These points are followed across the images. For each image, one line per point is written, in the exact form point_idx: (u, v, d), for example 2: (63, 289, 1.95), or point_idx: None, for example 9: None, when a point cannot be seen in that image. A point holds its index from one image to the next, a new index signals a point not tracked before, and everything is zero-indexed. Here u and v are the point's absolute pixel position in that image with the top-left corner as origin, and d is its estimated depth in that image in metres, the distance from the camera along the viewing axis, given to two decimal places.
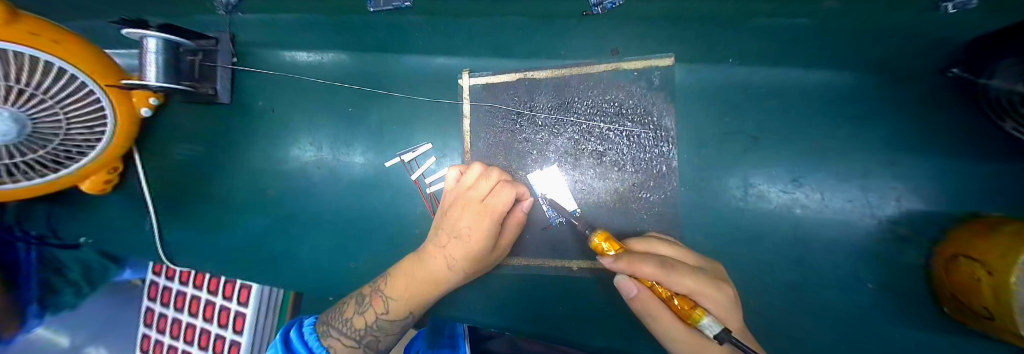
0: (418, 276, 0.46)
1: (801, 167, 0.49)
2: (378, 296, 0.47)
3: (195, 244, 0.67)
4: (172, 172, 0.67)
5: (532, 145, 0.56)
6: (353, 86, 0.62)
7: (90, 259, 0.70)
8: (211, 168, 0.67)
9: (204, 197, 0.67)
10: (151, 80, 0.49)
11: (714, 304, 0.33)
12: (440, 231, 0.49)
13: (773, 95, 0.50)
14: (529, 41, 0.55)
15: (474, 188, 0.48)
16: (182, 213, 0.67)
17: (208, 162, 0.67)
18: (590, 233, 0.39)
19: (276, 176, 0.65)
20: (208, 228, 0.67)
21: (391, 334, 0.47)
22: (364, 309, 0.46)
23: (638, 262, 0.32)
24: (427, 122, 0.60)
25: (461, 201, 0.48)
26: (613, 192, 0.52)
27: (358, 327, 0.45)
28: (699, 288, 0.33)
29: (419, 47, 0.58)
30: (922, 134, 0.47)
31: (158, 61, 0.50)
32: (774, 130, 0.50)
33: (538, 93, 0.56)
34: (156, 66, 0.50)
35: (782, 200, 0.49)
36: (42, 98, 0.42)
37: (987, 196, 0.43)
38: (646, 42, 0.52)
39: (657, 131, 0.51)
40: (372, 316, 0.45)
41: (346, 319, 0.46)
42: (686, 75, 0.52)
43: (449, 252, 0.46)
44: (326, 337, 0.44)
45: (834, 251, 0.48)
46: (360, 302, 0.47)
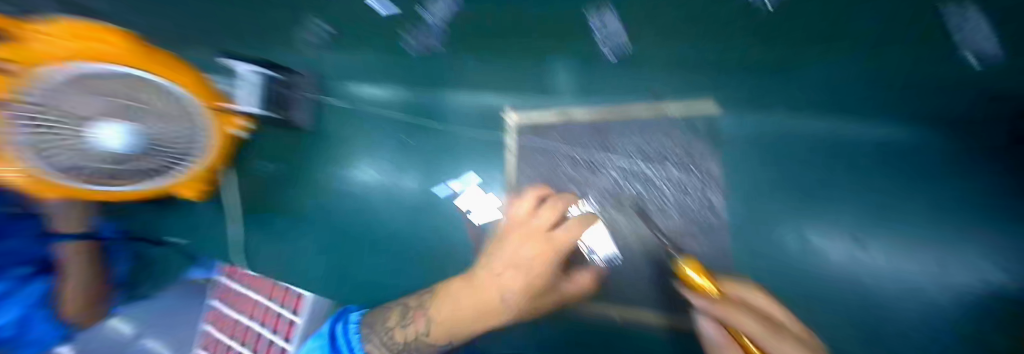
0: (467, 300, 0.49)
1: (859, 226, 0.49)
2: (422, 314, 0.50)
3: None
4: None
5: (575, 183, 0.58)
6: (410, 117, 0.69)
7: None
8: None
9: None
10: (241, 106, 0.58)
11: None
12: (492, 257, 0.53)
13: (825, 148, 0.50)
14: (575, 84, 0.59)
15: (533, 222, 0.54)
16: None
17: None
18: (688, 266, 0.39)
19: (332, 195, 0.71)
20: None
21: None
22: (409, 325, 0.50)
23: (739, 313, 0.31)
24: (475, 153, 0.65)
25: (519, 230, 0.54)
26: (656, 235, 0.52)
27: (398, 340, 0.50)
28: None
29: (475, 85, 0.65)
30: (989, 197, 0.46)
31: (253, 91, 0.58)
32: (827, 183, 0.50)
33: (583, 133, 0.59)
34: (249, 94, 0.58)
35: (839, 256, 0.48)
36: None
37: None
38: (691, 89, 0.54)
39: (701, 176, 0.52)
40: (416, 334, 0.50)
41: (388, 329, 0.51)
42: (732, 123, 0.53)
43: (503, 282, 0.50)
44: (367, 341, 0.50)
45: (904, 316, 0.45)
46: (405, 317, 0.51)
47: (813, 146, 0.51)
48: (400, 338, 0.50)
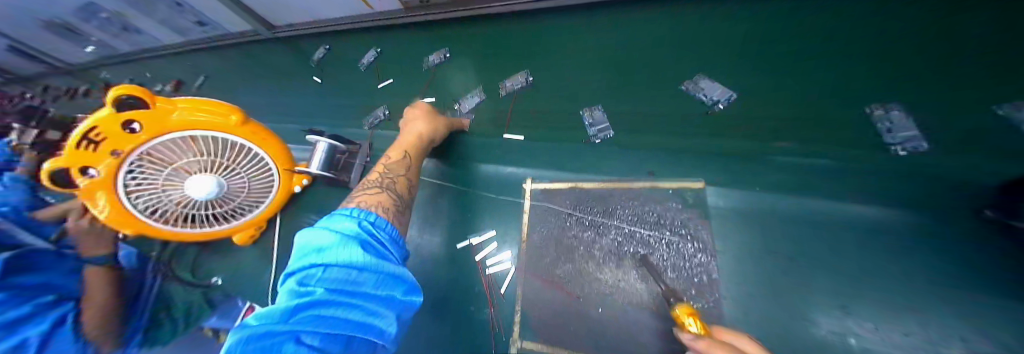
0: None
1: (847, 294, 0.51)
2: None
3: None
4: (296, 233, 0.88)
5: (580, 242, 0.66)
6: (442, 182, 0.82)
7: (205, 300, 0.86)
8: None
9: None
10: (314, 169, 0.76)
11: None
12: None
13: (801, 220, 0.58)
14: (581, 160, 0.73)
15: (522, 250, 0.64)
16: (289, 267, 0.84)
17: None
18: (677, 307, 0.46)
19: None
20: None
21: None
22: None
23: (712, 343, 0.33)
24: (494, 214, 0.75)
25: None
26: (655, 294, 0.57)
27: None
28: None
29: (499, 158, 0.79)
30: (983, 274, 0.47)
31: (321, 156, 0.78)
32: (809, 252, 0.55)
33: (587, 199, 0.69)
34: (320, 160, 0.78)
35: (830, 326, 0.49)
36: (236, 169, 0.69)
37: None
38: (677, 168, 0.66)
39: (695, 242, 0.59)
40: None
41: None
42: (715, 197, 0.63)
43: None
44: None
45: None
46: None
47: (790, 219, 0.58)
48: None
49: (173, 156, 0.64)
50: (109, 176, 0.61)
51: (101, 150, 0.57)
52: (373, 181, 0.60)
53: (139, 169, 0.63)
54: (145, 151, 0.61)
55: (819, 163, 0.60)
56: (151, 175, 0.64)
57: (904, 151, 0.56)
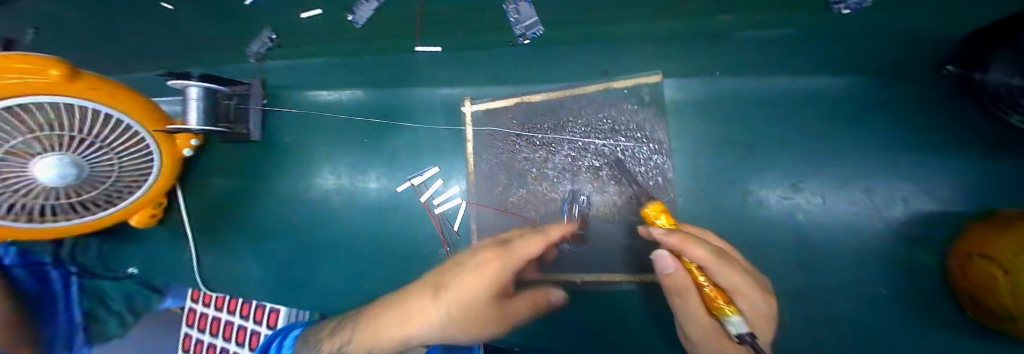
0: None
1: (799, 173, 0.50)
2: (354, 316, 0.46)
3: (227, 271, 0.73)
4: (208, 203, 0.74)
5: (532, 163, 0.59)
6: (367, 119, 0.68)
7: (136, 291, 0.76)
8: (242, 200, 0.73)
9: (235, 226, 0.73)
10: (192, 124, 0.57)
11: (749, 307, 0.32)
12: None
13: (767, 102, 0.51)
14: (525, 67, 0.60)
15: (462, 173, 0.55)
16: (216, 240, 0.74)
17: (239, 193, 0.74)
18: (646, 204, 0.39)
19: (297, 203, 0.71)
20: (239, 254, 0.73)
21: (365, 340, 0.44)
22: (339, 332, 0.44)
23: (692, 243, 0.30)
24: (435, 147, 0.65)
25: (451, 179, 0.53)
26: (612, 205, 0.54)
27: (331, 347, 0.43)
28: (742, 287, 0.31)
29: (427, 78, 0.64)
30: (929, 131, 0.46)
31: (197, 108, 0.58)
32: (769, 136, 0.51)
33: (535, 115, 0.60)
34: (196, 111, 0.58)
35: (781, 206, 0.50)
36: (102, 145, 0.50)
37: (1008, 195, 0.42)
38: (634, 61, 0.55)
39: (651, 144, 0.53)
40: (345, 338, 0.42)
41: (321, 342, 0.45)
42: (676, 89, 0.54)
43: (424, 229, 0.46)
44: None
45: (839, 254, 0.48)
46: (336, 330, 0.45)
47: (753, 102, 0.52)
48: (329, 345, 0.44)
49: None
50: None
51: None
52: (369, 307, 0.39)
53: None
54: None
55: (793, 27, 0.50)
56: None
57: (846, 10, 0.48)
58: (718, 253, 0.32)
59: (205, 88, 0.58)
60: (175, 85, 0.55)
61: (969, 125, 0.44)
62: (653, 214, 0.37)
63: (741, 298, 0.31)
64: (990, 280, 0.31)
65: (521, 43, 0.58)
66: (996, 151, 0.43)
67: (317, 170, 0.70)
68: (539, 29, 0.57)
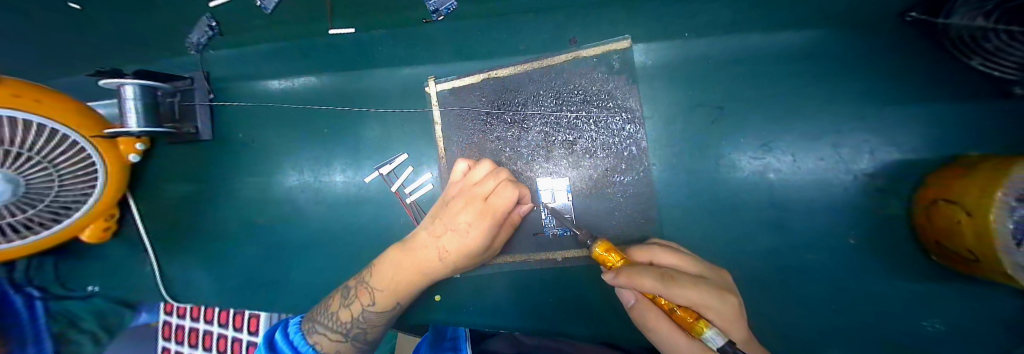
0: (406, 265, 0.47)
1: (769, 132, 0.49)
2: (365, 288, 0.49)
3: (195, 281, 0.69)
4: (164, 212, 0.69)
5: (505, 143, 0.57)
6: (326, 107, 0.63)
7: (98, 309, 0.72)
8: (201, 204, 0.69)
9: (197, 233, 0.69)
10: (132, 126, 0.52)
11: (721, 317, 0.27)
12: (437, 221, 0.49)
13: (737, 62, 0.50)
14: (487, 39, 0.56)
15: (479, 185, 0.48)
16: (177, 250, 0.69)
17: (197, 198, 0.69)
18: (590, 244, 0.36)
19: (262, 204, 0.66)
20: (203, 261, 0.68)
21: (378, 326, 0.49)
22: (351, 302, 0.48)
23: (635, 276, 0.28)
24: (401, 133, 0.61)
25: (467, 196, 0.48)
26: (588, 179, 0.52)
27: (344, 320, 0.47)
28: (709, 301, 0.27)
29: (385, 60, 0.59)
30: (893, 82, 0.46)
31: (135, 109, 0.52)
32: (740, 98, 0.50)
33: (504, 92, 0.57)
34: (135, 112, 0.52)
35: (753, 167, 0.49)
36: (37, 159, 0.45)
37: (967, 140, 0.43)
38: (601, 27, 0.52)
39: (624, 112, 0.51)
40: (358, 309, 0.48)
41: (331, 314, 0.48)
42: (646, 54, 0.52)
43: (442, 245, 0.47)
44: (313, 334, 0.47)
45: (814, 210, 0.48)
46: (346, 296, 0.49)
47: (726, 62, 0.50)
48: (343, 317, 0.48)
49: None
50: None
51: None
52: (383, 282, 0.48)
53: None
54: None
55: None
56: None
57: None
58: (665, 275, 0.28)
59: (142, 86, 0.51)
60: (106, 85, 0.48)
61: (930, 73, 0.44)
62: (601, 254, 0.34)
63: (707, 308, 0.27)
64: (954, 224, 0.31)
65: (435, 20, 0.52)
66: (956, 97, 0.43)
67: (280, 168, 0.66)
68: (454, 4, 0.51)
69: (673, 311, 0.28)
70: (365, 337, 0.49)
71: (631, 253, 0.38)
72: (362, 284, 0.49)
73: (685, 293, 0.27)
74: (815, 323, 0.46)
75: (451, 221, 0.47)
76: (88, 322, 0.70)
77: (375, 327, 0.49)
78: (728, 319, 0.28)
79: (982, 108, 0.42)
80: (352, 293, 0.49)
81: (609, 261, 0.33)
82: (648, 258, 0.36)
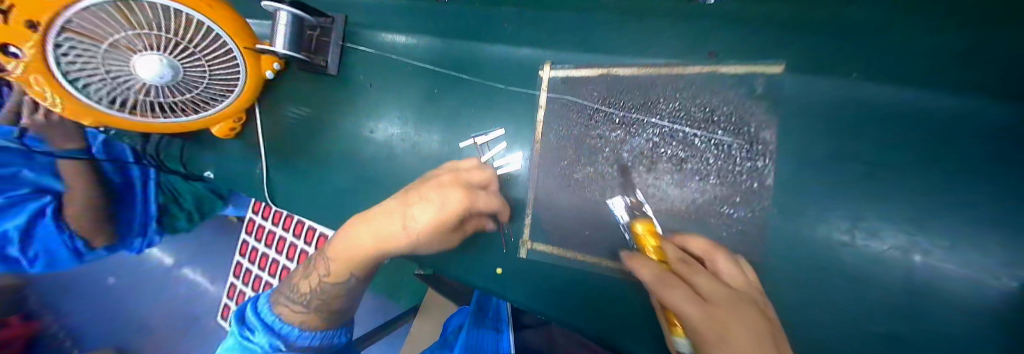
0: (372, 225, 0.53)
1: (931, 218, 0.41)
2: (324, 261, 0.57)
3: (288, 197, 0.77)
4: (278, 127, 0.78)
5: (607, 143, 0.55)
6: (442, 70, 0.67)
7: (199, 193, 0.86)
8: (312, 129, 0.76)
9: (298, 151, 0.76)
10: (279, 47, 0.61)
11: (699, 320, 0.35)
12: (405, 196, 0.56)
13: (919, 116, 0.41)
14: (620, 36, 0.55)
15: (451, 175, 0.57)
16: (283, 158, 0.77)
17: (312, 123, 0.76)
18: None
19: (365, 143, 0.71)
20: (302, 179, 0.76)
21: (335, 296, 0.57)
22: (311, 274, 0.57)
23: (637, 260, 0.46)
24: (504, 109, 0.63)
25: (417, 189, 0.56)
26: (690, 202, 0.50)
27: (303, 292, 0.56)
28: (679, 303, 0.37)
29: (508, 36, 0.61)
30: None
31: (284, 33, 0.60)
32: (905, 162, 0.42)
33: (620, 90, 0.55)
34: (284, 35, 0.60)
35: (895, 241, 0.43)
36: (193, 51, 0.52)
37: None
38: (753, 46, 0.48)
39: (751, 142, 0.48)
40: (316, 280, 0.56)
41: (290, 295, 0.57)
42: (796, 84, 0.47)
43: (414, 218, 0.52)
44: (278, 310, 0.56)
45: (972, 318, 0.39)
46: (309, 271, 0.58)
47: (912, 111, 0.42)
48: (304, 290, 0.56)
49: (105, 30, 0.45)
50: (44, 55, 0.44)
51: (13, 21, 0.39)
52: (302, 299, 0.56)
53: (75, 45, 0.45)
54: (68, 19, 0.43)
55: None
56: (93, 56, 0.47)
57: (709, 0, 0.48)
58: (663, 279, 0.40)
59: (293, 14, 0.59)
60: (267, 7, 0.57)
61: None
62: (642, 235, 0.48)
63: (681, 314, 0.37)
64: None
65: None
66: None
67: (377, 110, 0.71)
68: None
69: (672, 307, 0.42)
70: (320, 308, 0.56)
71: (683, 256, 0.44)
72: (323, 257, 0.58)
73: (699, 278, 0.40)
74: None
75: (424, 193, 0.54)
76: (188, 202, 0.87)
77: (316, 298, 0.56)
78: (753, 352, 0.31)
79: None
80: (313, 267, 0.58)
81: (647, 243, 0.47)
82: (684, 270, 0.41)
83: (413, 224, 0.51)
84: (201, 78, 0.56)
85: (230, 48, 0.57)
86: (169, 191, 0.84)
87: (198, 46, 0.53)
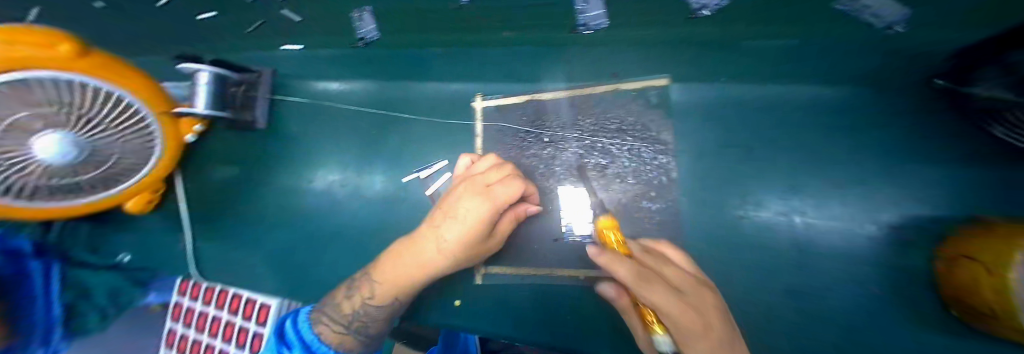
0: (409, 256, 0.49)
1: (797, 178, 0.53)
2: (366, 281, 0.54)
3: (236, 260, 0.73)
4: (217, 187, 0.76)
5: (540, 161, 0.60)
6: (379, 111, 0.69)
7: (121, 284, 0.77)
8: (252, 185, 0.74)
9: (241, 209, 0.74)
10: (200, 108, 0.58)
11: (681, 327, 0.28)
12: (441, 210, 0.49)
13: (766, 108, 0.55)
14: (536, 66, 0.62)
15: (484, 174, 0.51)
16: (222, 222, 0.75)
17: (253, 178, 0.74)
18: None
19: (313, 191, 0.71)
20: (246, 239, 0.73)
21: (378, 319, 0.54)
22: (354, 296, 0.54)
23: (616, 263, 0.30)
24: (443, 141, 0.65)
25: (468, 180, 0.51)
26: (617, 202, 0.55)
27: (347, 313, 0.53)
28: (669, 307, 0.28)
29: (438, 74, 0.65)
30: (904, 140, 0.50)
31: (205, 92, 0.59)
32: (769, 140, 0.54)
33: (545, 112, 0.61)
34: (205, 95, 0.59)
35: (778, 208, 0.53)
36: (105, 125, 0.49)
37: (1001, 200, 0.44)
38: (642, 65, 0.57)
39: (654, 144, 0.56)
40: (360, 302, 0.53)
41: (334, 310, 0.55)
42: (680, 93, 0.57)
43: (440, 237, 0.47)
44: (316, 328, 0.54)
45: (832, 254, 0.50)
46: (353, 290, 0.55)
47: (760, 101, 0.55)
48: (346, 310, 0.54)
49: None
50: None
51: None
52: (341, 318, 0.54)
53: None
54: None
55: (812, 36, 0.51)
56: None
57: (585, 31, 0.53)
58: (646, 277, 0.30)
59: (215, 73, 0.59)
60: (186, 69, 0.57)
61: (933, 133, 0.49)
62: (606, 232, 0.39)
63: (669, 316, 0.28)
64: (979, 280, 0.36)
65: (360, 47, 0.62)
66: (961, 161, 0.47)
67: (321, 157, 0.71)
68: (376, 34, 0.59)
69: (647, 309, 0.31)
70: (367, 330, 0.54)
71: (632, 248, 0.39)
72: (367, 277, 0.55)
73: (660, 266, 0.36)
74: None
75: (448, 211, 0.48)
76: (100, 295, 0.74)
77: (378, 320, 0.54)
78: (698, 341, 0.28)
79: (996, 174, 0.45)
80: (357, 286, 0.55)
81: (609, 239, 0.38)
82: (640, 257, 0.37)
83: (445, 244, 0.46)
84: (112, 150, 0.53)
85: (144, 116, 0.53)
86: (84, 284, 0.73)
87: (109, 118, 0.49)
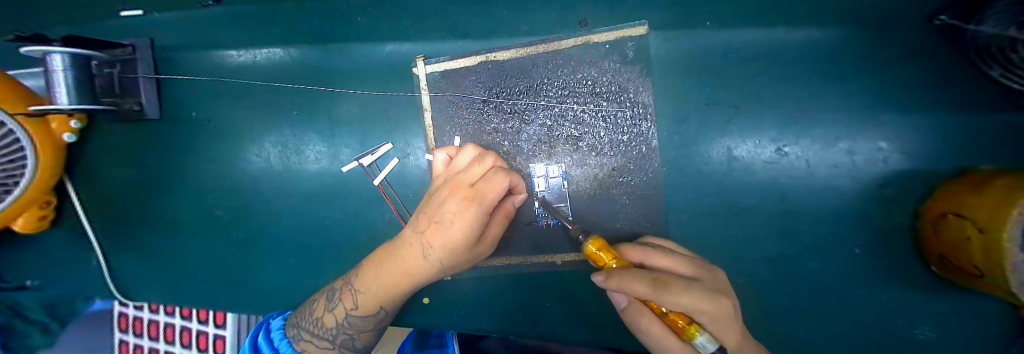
0: (390, 268, 0.41)
1: (786, 136, 0.47)
2: (348, 290, 0.44)
3: (164, 276, 0.63)
4: (119, 194, 0.63)
5: (502, 136, 0.50)
6: (301, 86, 0.56)
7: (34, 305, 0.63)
8: (166, 185, 0.62)
9: (158, 215, 0.63)
10: (62, 104, 0.44)
11: (713, 320, 0.26)
12: (422, 214, 0.41)
13: (759, 56, 0.46)
14: (486, 17, 0.49)
15: (465, 172, 0.41)
16: (137, 233, 0.63)
17: (165, 179, 0.62)
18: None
19: (246, 191, 0.60)
20: (169, 249, 0.63)
21: (366, 331, 0.45)
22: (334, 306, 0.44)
23: (626, 281, 0.27)
24: (386, 119, 0.55)
25: (451, 185, 0.40)
26: (592, 178, 0.49)
27: (329, 326, 0.44)
28: (701, 305, 0.26)
29: (366, 34, 0.52)
30: (905, 86, 0.44)
31: (68, 82, 0.43)
32: (758, 95, 0.47)
33: (505, 76, 0.51)
34: (68, 86, 0.43)
35: (761, 171, 0.48)
36: None
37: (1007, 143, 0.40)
38: (615, 10, 0.47)
39: (633, 107, 0.48)
40: (342, 313, 0.43)
41: (315, 320, 0.45)
42: (660, 43, 0.48)
43: (426, 239, 0.39)
44: (297, 340, 0.44)
45: (813, 215, 0.47)
46: (330, 300, 0.45)
47: (748, 49, 0.46)
48: (329, 323, 0.44)
49: None
50: None
51: None
52: (328, 332, 0.43)
53: None
54: None
55: None
56: None
57: None
58: (660, 280, 0.27)
59: (73, 54, 0.43)
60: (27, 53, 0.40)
61: (936, 75, 0.42)
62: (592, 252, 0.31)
63: (702, 313, 0.26)
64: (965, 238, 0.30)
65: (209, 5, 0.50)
66: (965, 107, 0.42)
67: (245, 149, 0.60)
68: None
69: (665, 314, 0.27)
70: (353, 344, 0.44)
71: (621, 249, 0.35)
72: (346, 283, 0.46)
73: (662, 260, 0.32)
74: (806, 323, 0.47)
75: (433, 213, 0.40)
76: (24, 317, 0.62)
77: (364, 333, 0.45)
78: (727, 325, 0.28)
79: (1001, 120, 0.40)
80: (336, 295, 0.45)
81: (601, 260, 0.31)
82: (640, 258, 0.33)
83: (428, 252, 0.39)
84: None
85: None
86: None
87: None
